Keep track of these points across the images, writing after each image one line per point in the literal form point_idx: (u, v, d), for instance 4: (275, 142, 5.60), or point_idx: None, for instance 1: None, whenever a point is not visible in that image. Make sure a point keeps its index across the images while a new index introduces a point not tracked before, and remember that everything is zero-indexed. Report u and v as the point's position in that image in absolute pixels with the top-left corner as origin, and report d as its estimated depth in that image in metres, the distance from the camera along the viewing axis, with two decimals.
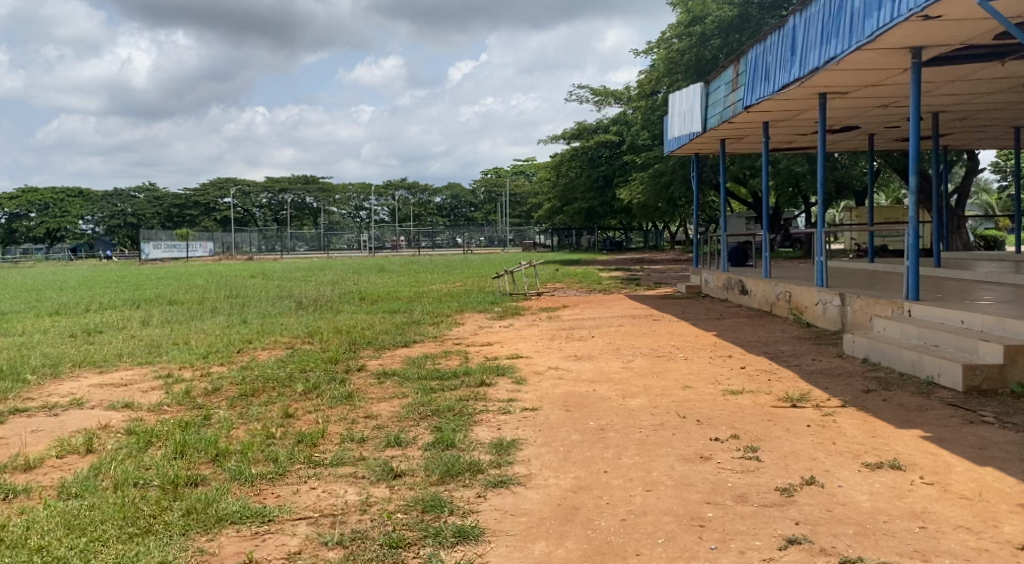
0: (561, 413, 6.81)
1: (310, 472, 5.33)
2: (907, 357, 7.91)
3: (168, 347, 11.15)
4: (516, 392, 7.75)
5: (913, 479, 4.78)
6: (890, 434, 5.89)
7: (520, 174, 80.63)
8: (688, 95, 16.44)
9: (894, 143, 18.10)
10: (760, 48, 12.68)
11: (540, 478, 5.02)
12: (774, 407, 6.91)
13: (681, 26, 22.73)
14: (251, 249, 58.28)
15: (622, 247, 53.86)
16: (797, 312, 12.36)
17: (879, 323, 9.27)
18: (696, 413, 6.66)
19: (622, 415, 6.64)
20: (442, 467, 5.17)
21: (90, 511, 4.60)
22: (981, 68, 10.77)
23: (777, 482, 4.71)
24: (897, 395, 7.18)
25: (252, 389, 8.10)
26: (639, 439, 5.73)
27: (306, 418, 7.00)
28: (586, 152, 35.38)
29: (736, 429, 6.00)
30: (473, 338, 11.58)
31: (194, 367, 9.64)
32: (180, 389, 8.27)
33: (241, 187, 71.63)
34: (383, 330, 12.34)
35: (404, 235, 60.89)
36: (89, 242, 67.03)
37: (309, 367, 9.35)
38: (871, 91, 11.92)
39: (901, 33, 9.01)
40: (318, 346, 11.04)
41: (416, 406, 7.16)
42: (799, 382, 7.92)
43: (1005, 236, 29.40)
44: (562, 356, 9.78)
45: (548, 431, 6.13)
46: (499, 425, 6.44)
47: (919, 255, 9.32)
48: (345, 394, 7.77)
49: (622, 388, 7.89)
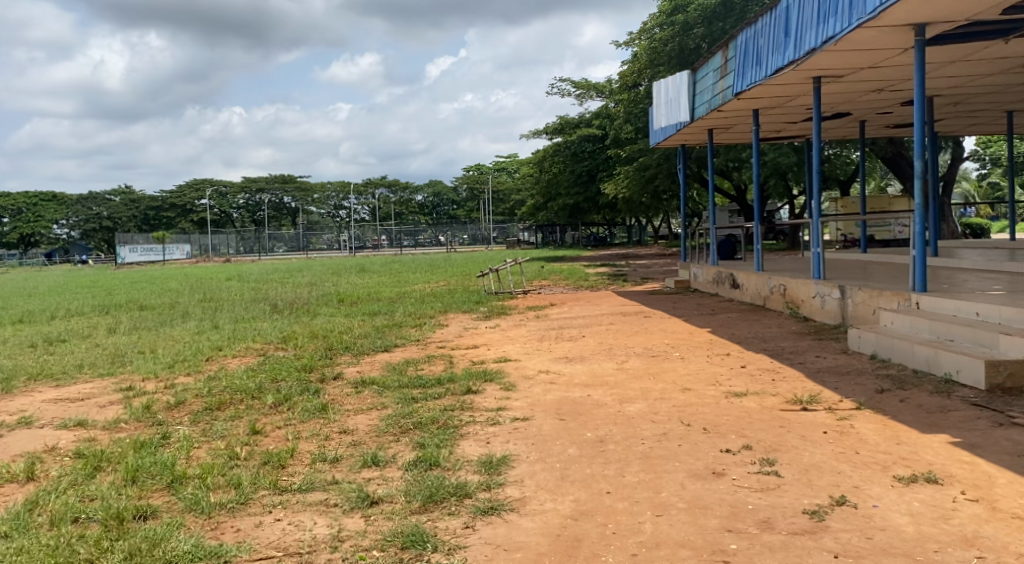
0: (554, 422, 6.24)
1: (275, 500, 4.75)
2: (921, 353, 7.40)
3: (132, 357, 10.48)
4: (505, 400, 7.17)
5: (955, 495, 4.25)
6: (917, 441, 5.37)
7: (502, 171, 80.18)
8: (674, 84, 15.93)
9: (884, 130, 17.63)
10: (750, 31, 12.16)
11: (536, 503, 4.46)
12: (783, 410, 6.38)
13: (662, 16, 22.18)
14: (229, 251, 57.32)
15: (606, 243, 53.50)
16: (792, 306, 11.84)
17: (885, 317, 8.78)
18: (700, 419, 6.12)
19: (620, 424, 6.08)
20: (424, 492, 4.60)
21: (16, 558, 4.01)
22: (984, 47, 10.31)
23: (803, 503, 4.18)
24: (915, 395, 6.68)
25: (218, 402, 7.49)
26: (642, 453, 5.18)
27: (275, 434, 6.41)
28: (568, 147, 34.63)
29: (748, 438, 5.46)
30: (458, 340, 10.99)
31: (159, 379, 8.97)
32: (140, 403, 7.65)
33: (218, 188, 70.55)
34: (363, 334, 11.73)
35: (386, 234, 59.95)
36: (64, 247, 65.85)
37: (281, 376, 8.72)
38: (867, 74, 11.43)
39: (905, 8, 8.50)
40: (293, 352, 10.43)
41: (396, 419, 6.58)
42: (807, 382, 7.40)
43: (990, 223, 29.10)
44: (552, 358, 9.22)
45: (542, 444, 5.57)
46: (487, 438, 5.87)
47: (927, 244, 8.83)
48: (319, 406, 7.19)
49: (618, 392, 7.33)
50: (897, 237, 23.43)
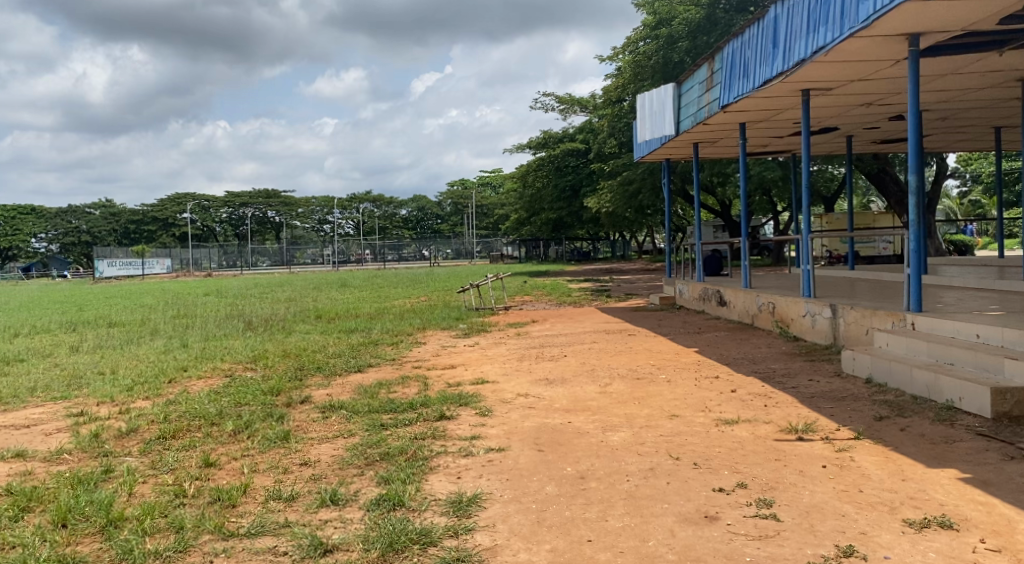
0: (532, 454, 5.79)
1: (218, 548, 4.36)
2: (921, 379, 6.99)
3: (89, 378, 9.91)
4: (480, 428, 6.69)
5: (974, 543, 3.92)
6: (924, 476, 4.96)
7: (485, 187, 79.83)
8: (657, 96, 15.58)
9: (871, 145, 17.32)
10: (736, 43, 11.83)
11: (508, 553, 4.10)
12: (778, 441, 5.95)
13: (646, 30, 21.92)
14: (211, 265, 56.70)
15: (591, 258, 53.22)
16: (782, 325, 11.45)
17: (880, 338, 8.37)
18: (689, 451, 5.66)
19: (603, 456, 5.62)
20: (384, 539, 4.23)
21: None
22: (978, 59, 9.99)
23: (805, 555, 3.88)
24: (916, 423, 6.26)
25: (172, 429, 6.98)
26: (627, 492, 4.73)
27: (230, 466, 5.92)
28: (553, 161, 34.18)
29: (742, 474, 5.03)
30: (434, 360, 10.49)
31: (114, 403, 8.42)
32: (89, 431, 7.12)
33: (200, 202, 69.82)
34: (336, 353, 11.23)
35: (369, 248, 59.43)
36: (43, 261, 64.86)
37: (244, 400, 8.19)
38: (857, 87, 11.11)
39: (899, 17, 8.17)
40: (261, 373, 9.92)
41: (361, 449, 6.10)
42: (801, 408, 6.98)
43: (974, 241, 28.87)
44: (532, 381, 8.74)
45: (518, 480, 5.12)
46: (459, 473, 5.41)
47: (922, 261, 8.48)
48: (280, 434, 6.69)
49: (600, 419, 6.86)
50: (883, 255, 23.12)
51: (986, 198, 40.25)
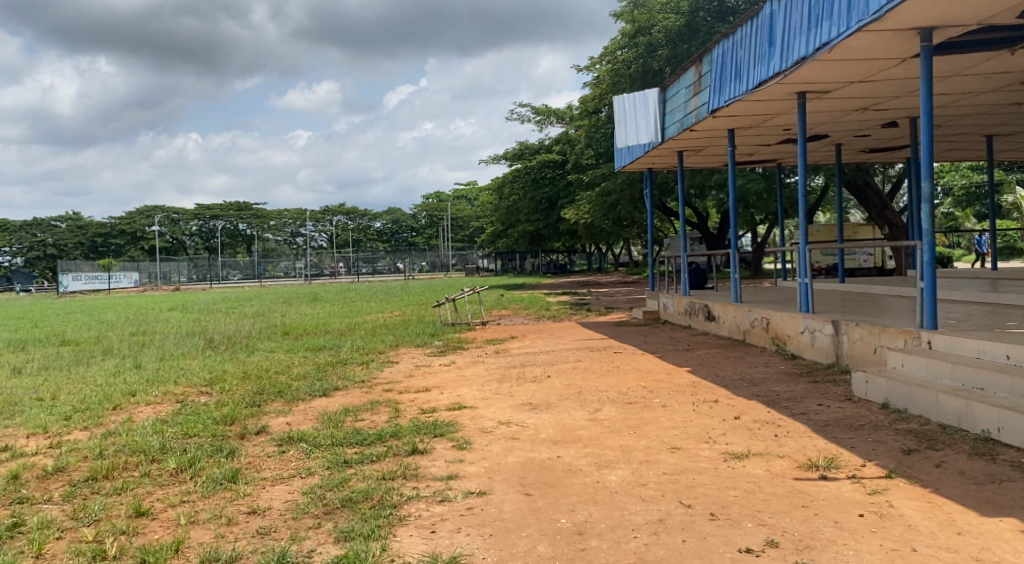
0: (519, 498, 4.99)
1: None
2: (949, 407, 6.28)
3: (26, 406, 8.94)
4: (457, 465, 5.86)
5: None
6: (982, 527, 4.29)
7: (460, 199, 79.19)
8: (640, 101, 14.85)
9: (860, 154, 16.67)
10: (728, 43, 11.16)
11: None
12: (799, 480, 5.19)
13: (625, 37, 21.22)
14: (180, 278, 55.36)
15: (566, 270, 52.67)
16: (777, 342, 10.71)
17: (893, 358, 7.66)
18: (701, 496, 4.87)
19: (603, 502, 4.82)
20: None
21: None
22: (986, 59, 9.37)
23: None
24: (949, 457, 5.56)
25: (105, 467, 6.08)
26: (636, 555, 4.10)
27: (165, 515, 5.08)
28: (529, 173, 33.40)
29: (770, 526, 4.31)
30: (408, 382, 9.63)
31: (46, 436, 7.47)
32: (8, 471, 6.20)
33: (169, 214, 68.22)
34: (301, 375, 10.33)
35: (343, 261, 58.61)
36: (6, 274, 62.84)
37: (192, 432, 7.28)
38: (856, 89, 10.46)
39: (913, 9, 7.48)
40: (216, 398, 9.01)
41: (319, 493, 5.25)
42: (817, 439, 6.22)
43: (955, 252, 28.33)
44: (514, 406, 7.92)
45: (504, 536, 4.37)
46: (434, 524, 4.61)
47: (936, 274, 7.74)
48: (225, 473, 5.81)
49: (593, 453, 6.05)
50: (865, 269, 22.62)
51: (959, 210, 40.03)
